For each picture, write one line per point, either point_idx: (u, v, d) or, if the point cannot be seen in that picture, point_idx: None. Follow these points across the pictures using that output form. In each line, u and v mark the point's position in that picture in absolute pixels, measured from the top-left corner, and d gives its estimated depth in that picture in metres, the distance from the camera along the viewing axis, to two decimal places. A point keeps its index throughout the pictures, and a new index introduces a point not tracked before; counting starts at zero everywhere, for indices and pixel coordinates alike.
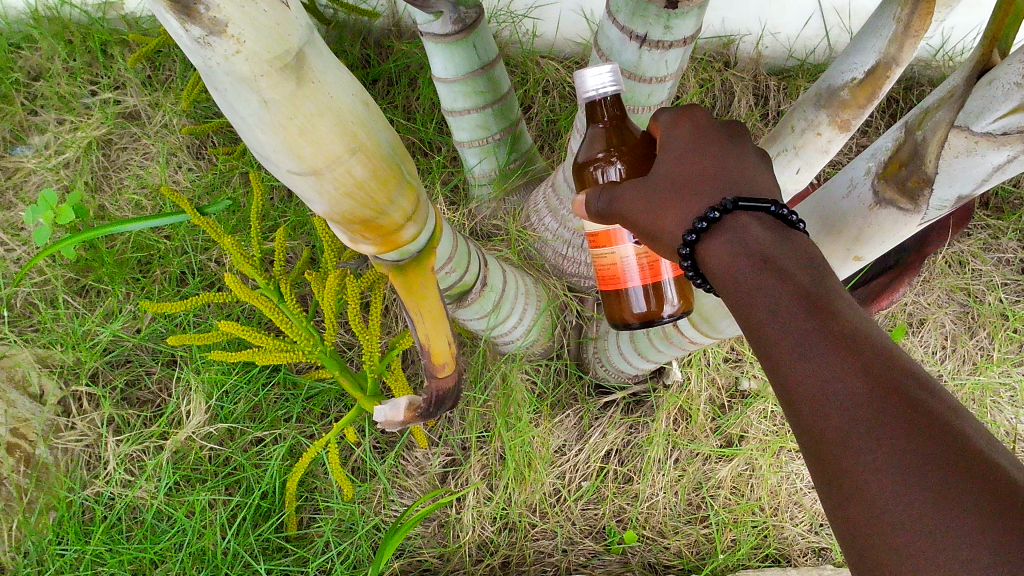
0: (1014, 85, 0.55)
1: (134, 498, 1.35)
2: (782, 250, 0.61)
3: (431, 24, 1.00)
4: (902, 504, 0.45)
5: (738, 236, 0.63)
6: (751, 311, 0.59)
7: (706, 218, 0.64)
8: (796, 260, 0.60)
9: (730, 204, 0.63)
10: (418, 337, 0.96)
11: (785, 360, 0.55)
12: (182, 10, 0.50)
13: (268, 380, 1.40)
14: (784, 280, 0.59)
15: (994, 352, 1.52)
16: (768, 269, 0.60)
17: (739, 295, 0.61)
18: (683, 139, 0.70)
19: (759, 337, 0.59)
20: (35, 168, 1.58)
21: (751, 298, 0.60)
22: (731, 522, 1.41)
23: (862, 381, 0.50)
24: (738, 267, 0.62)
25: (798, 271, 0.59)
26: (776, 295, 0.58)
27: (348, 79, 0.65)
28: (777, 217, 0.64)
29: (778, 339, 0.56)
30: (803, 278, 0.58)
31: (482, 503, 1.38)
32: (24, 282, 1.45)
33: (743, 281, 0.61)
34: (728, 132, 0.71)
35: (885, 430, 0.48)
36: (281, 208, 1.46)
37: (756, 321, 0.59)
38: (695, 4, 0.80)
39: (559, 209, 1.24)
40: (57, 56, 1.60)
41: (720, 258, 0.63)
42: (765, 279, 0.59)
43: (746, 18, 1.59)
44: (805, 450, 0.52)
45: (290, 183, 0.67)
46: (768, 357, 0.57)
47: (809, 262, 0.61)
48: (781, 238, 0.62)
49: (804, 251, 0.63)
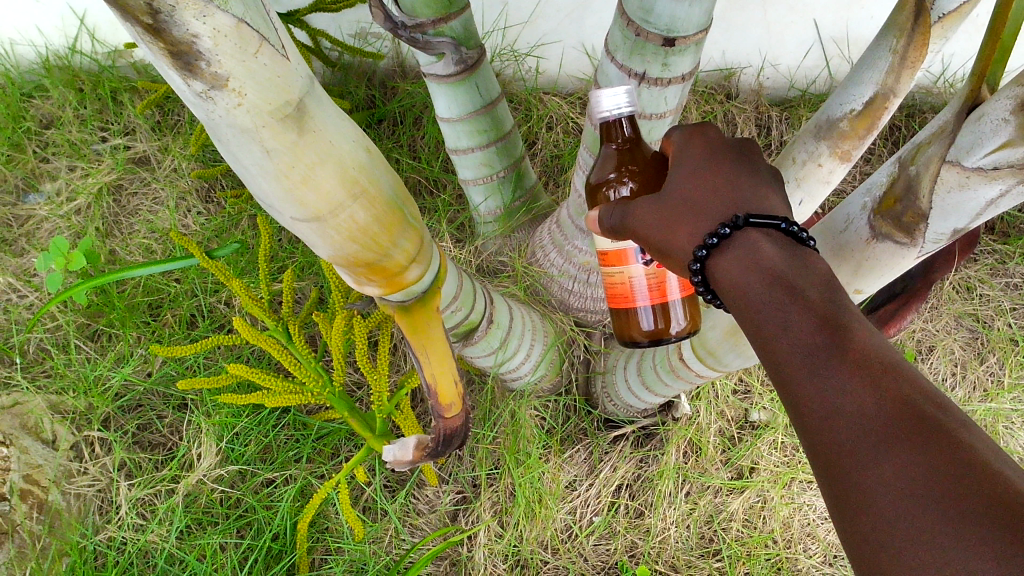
0: (1002, 121, 0.55)
1: (146, 543, 1.34)
2: (793, 266, 0.61)
3: (433, 66, 1.02)
4: (911, 517, 0.45)
5: (748, 252, 0.63)
6: (762, 329, 0.60)
7: (717, 234, 0.64)
8: (808, 274, 0.60)
9: (740, 220, 0.64)
10: (424, 379, 0.96)
11: (795, 377, 0.55)
12: (184, 67, 0.51)
13: (279, 422, 1.41)
14: (795, 296, 0.59)
15: (1005, 378, 1.51)
16: (779, 284, 0.60)
17: (749, 312, 0.61)
18: (697, 152, 0.71)
19: (770, 353, 0.59)
20: (47, 216, 1.61)
21: (761, 315, 0.60)
22: (744, 555, 1.40)
23: (873, 397, 0.50)
24: (748, 284, 0.62)
25: (810, 286, 0.59)
26: (786, 311, 0.58)
27: (349, 127, 0.66)
28: (787, 234, 0.64)
29: (788, 356, 0.57)
30: (814, 293, 0.58)
31: (493, 541, 1.36)
32: (37, 329, 1.48)
33: (754, 299, 0.61)
34: (742, 151, 0.72)
35: (894, 444, 0.48)
36: (289, 249, 1.48)
37: (767, 338, 0.59)
38: (692, 41, 0.81)
39: (564, 245, 1.26)
40: (68, 104, 1.65)
41: (730, 275, 0.63)
42: (775, 296, 0.59)
43: (747, 50, 1.61)
44: (816, 466, 0.53)
45: (296, 230, 0.68)
46: (779, 372, 0.57)
47: (822, 277, 0.60)
48: (791, 253, 0.62)
49: (815, 265, 0.62)
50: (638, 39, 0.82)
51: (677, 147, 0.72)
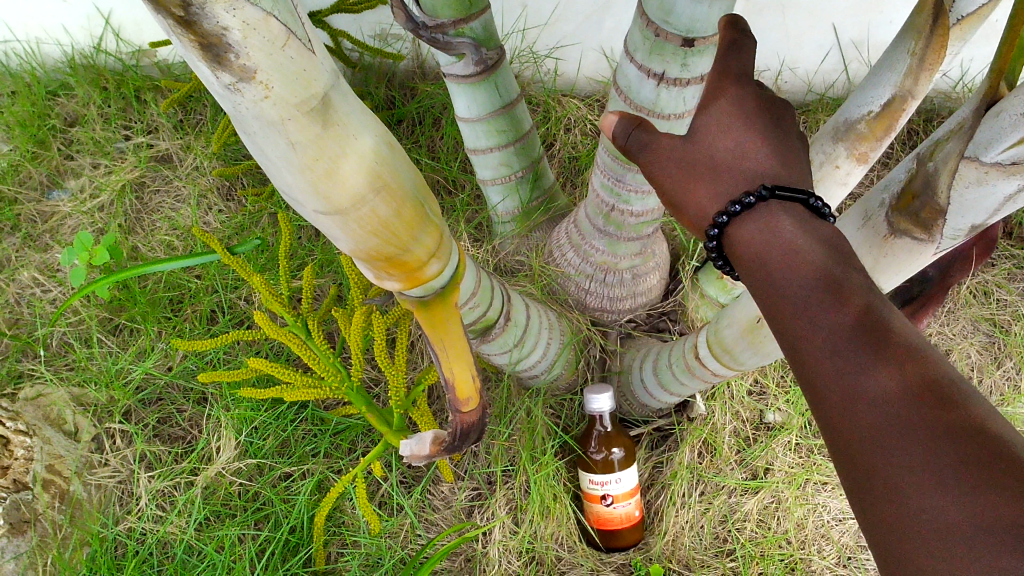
0: (1020, 116, 0.56)
1: (166, 533, 1.36)
2: (817, 243, 0.61)
3: (453, 66, 1.03)
4: (932, 505, 0.46)
5: (770, 228, 0.63)
6: (782, 308, 0.60)
7: (740, 201, 0.64)
8: (832, 253, 0.60)
9: (765, 191, 0.63)
10: (442, 373, 0.97)
11: (817, 358, 0.56)
12: (213, 59, 0.53)
13: (296, 417, 1.42)
14: (818, 276, 0.59)
15: (1022, 382, 1.51)
16: (803, 264, 0.60)
17: (770, 289, 0.61)
18: (728, 109, 0.70)
19: (789, 333, 0.59)
20: (70, 212, 1.63)
21: (782, 294, 0.60)
22: (758, 555, 1.40)
23: (897, 380, 0.51)
24: (770, 261, 0.62)
25: (835, 266, 0.60)
26: (808, 291, 0.59)
27: (372, 121, 0.67)
28: (811, 207, 0.64)
29: (808, 336, 0.57)
30: (837, 273, 0.59)
31: (508, 537, 1.36)
32: (60, 322, 1.51)
33: (775, 276, 0.61)
34: (772, 112, 0.71)
35: (919, 431, 0.48)
36: (309, 246, 1.49)
37: (788, 317, 0.59)
38: (710, 41, 0.82)
39: (581, 244, 1.28)
40: (92, 103, 1.67)
41: (751, 245, 0.64)
42: (798, 275, 0.60)
43: (764, 54, 1.62)
44: (834, 448, 0.53)
45: (320, 222, 0.70)
46: (798, 352, 0.58)
47: (845, 258, 0.61)
48: (814, 230, 0.63)
49: (836, 242, 0.63)
50: (658, 39, 0.83)
51: (707, 95, 0.71)
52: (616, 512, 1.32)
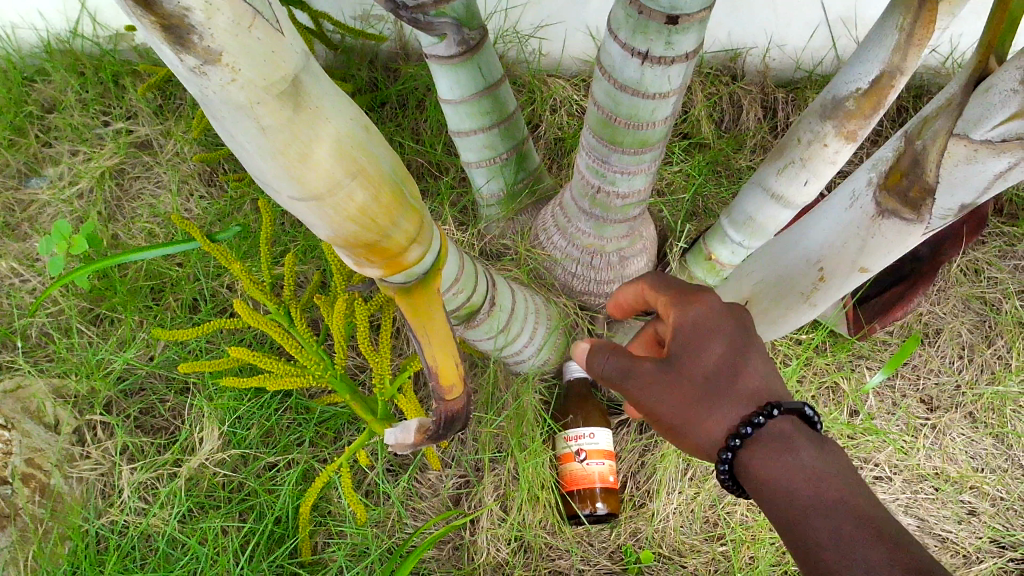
0: (1010, 92, 0.56)
1: (148, 526, 1.34)
2: (821, 460, 0.71)
3: (436, 47, 1.01)
4: None
5: (778, 445, 0.72)
6: (794, 511, 0.68)
7: (751, 423, 0.73)
8: (833, 468, 0.70)
9: (773, 411, 0.73)
10: (424, 360, 0.95)
11: (827, 555, 0.64)
12: (176, 41, 0.51)
13: (280, 406, 1.40)
14: (825, 486, 0.68)
15: (1014, 361, 1.49)
16: (810, 473, 0.69)
17: (781, 497, 0.70)
18: (702, 318, 0.77)
19: (800, 535, 0.67)
20: (49, 200, 1.60)
21: (796, 497, 0.69)
22: (749, 539, 1.38)
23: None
24: (782, 476, 0.70)
25: (835, 476, 0.69)
26: (818, 495, 0.68)
27: (346, 103, 0.65)
28: (803, 417, 0.75)
29: (819, 535, 0.66)
30: (839, 482, 0.69)
31: (496, 525, 1.35)
32: (39, 313, 1.48)
33: (787, 486, 0.69)
34: (740, 318, 0.80)
35: None
36: (292, 232, 1.47)
37: (799, 518, 0.68)
38: (696, 18, 0.79)
39: (567, 227, 1.26)
40: (70, 88, 1.65)
41: (763, 468, 0.72)
42: (806, 483, 0.69)
43: (752, 31, 1.60)
44: None
45: (296, 209, 0.68)
46: (808, 552, 0.66)
47: (842, 467, 0.71)
48: (815, 445, 0.72)
49: (835, 456, 0.72)
50: (642, 17, 0.80)
51: (678, 315, 0.78)
52: (591, 474, 1.29)
